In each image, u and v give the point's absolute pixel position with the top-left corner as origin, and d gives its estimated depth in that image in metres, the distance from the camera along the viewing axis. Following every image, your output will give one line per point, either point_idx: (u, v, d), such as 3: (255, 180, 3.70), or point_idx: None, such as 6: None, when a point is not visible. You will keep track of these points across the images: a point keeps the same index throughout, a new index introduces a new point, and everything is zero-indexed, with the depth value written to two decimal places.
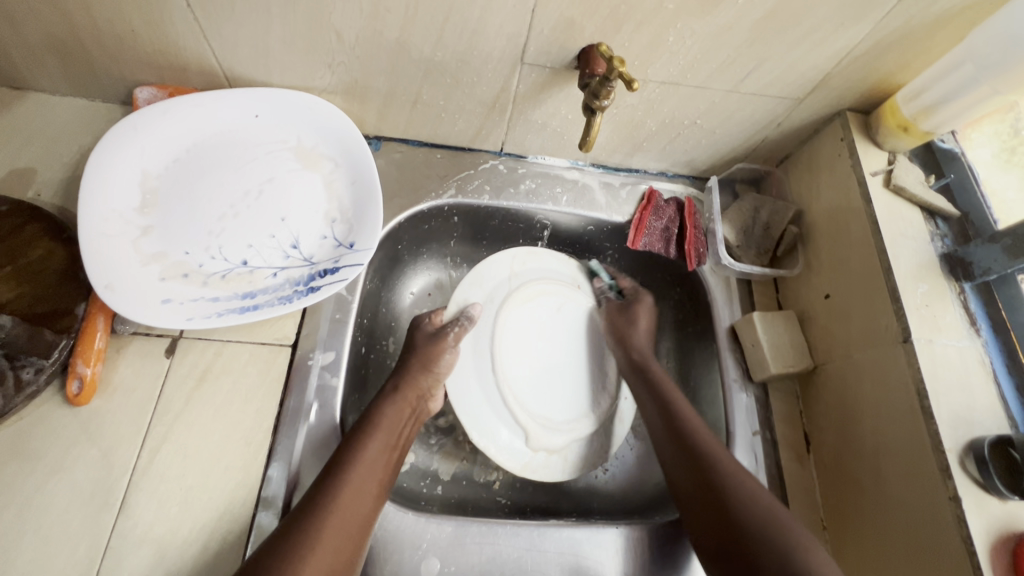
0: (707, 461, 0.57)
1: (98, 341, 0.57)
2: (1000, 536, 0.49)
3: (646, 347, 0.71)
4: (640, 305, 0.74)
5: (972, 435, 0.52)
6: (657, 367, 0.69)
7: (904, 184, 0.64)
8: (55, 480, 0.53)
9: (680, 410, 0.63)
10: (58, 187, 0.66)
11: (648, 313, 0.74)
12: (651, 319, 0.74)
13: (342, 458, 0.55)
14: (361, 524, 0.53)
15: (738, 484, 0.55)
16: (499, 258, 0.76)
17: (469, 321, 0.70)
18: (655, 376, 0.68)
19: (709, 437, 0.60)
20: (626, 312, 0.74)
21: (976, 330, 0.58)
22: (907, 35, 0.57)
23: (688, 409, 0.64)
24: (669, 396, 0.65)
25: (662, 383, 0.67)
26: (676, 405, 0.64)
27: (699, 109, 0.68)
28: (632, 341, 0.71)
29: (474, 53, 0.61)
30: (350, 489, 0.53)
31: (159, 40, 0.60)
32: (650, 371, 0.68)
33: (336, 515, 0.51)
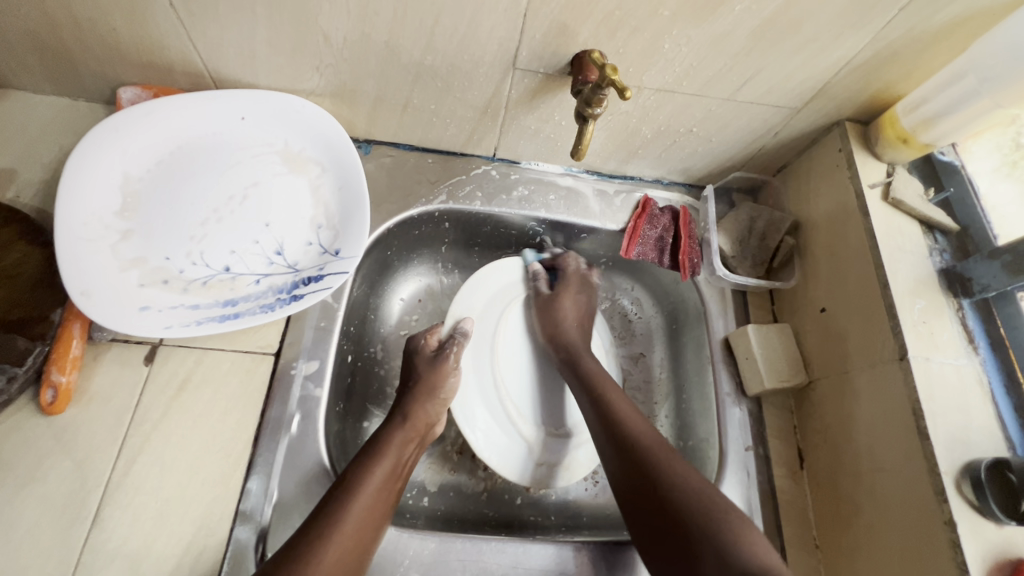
0: (635, 446, 0.56)
1: (74, 348, 0.56)
2: (997, 563, 0.47)
3: (574, 338, 0.72)
4: (562, 295, 0.75)
5: (968, 457, 0.51)
6: (585, 356, 0.70)
7: (902, 197, 0.62)
8: (26, 491, 0.51)
9: (615, 395, 0.63)
10: (37, 188, 0.64)
11: (573, 302, 0.75)
12: (577, 309, 0.75)
13: (347, 485, 0.53)
14: (360, 554, 0.51)
15: (666, 469, 0.53)
16: (488, 272, 0.77)
17: (464, 336, 0.70)
18: (584, 364, 0.69)
19: (637, 422, 0.59)
20: (549, 305, 0.75)
21: (974, 348, 0.57)
22: (908, 46, 0.56)
23: (620, 398, 0.63)
24: (600, 379, 0.66)
25: (592, 372, 0.67)
26: (608, 392, 0.64)
27: (696, 117, 0.67)
28: (561, 334, 0.73)
29: (465, 58, 0.60)
30: (355, 519, 0.51)
31: (143, 39, 0.59)
32: (576, 358, 0.70)
33: (338, 542, 0.49)
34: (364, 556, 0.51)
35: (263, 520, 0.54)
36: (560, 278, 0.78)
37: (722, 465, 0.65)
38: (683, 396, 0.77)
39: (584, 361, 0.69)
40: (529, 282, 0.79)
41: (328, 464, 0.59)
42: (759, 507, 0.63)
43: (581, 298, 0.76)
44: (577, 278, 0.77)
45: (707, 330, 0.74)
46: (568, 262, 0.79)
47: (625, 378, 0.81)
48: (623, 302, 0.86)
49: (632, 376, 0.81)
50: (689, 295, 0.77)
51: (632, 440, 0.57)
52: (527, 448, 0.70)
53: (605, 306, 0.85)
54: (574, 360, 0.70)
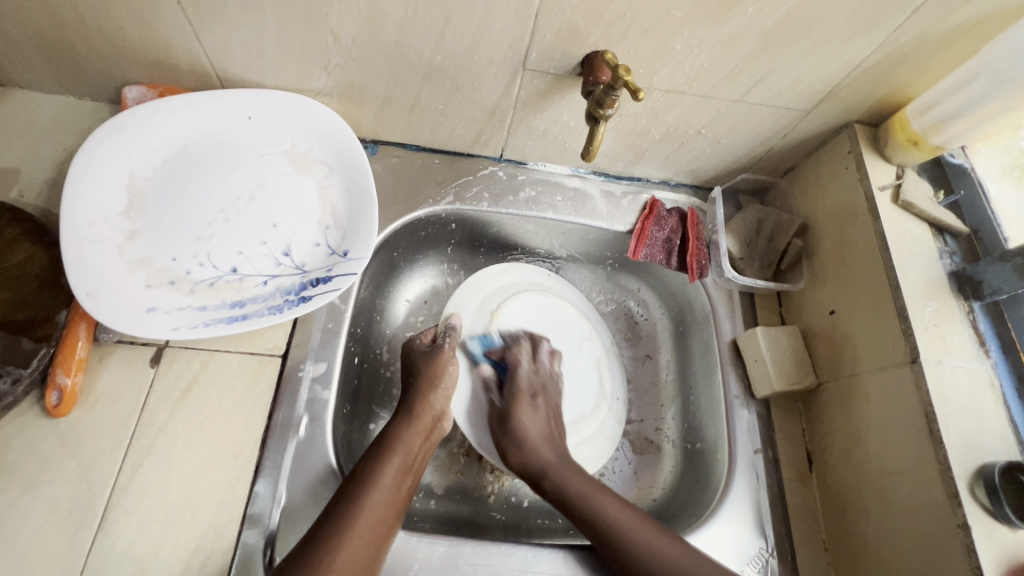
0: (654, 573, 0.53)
1: (79, 351, 0.55)
2: (1011, 567, 0.47)
3: (547, 457, 0.63)
4: (518, 408, 0.65)
5: (981, 461, 0.51)
6: (563, 474, 0.61)
7: (913, 199, 0.62)
8: (31, 494, 0.51)
9: (607, 512, 0.57)
10: (42, 188, 0.64)
11: (532, 414, 0.65)
12: (539, 424, 0.65)
13: (357, 483, 0.53)
14: (376, 551, 0.51)
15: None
16: (486, 273, 0.77)
17: (454, 331, 0.70)
18: (567, 486, 0.60)
19: (657, 539, 0.55)
20: (507, 423, 0.65)
21: (985, 351, 0.56)
22: (919, 48, 0.56)
23: (616, 508, 0.58)
24: (590, 496, 0.59)
25: (578, 491, 0.60)
26: (602, 510, 0.58)
27: (705, 118, 0.67)
28: (528, 459, 0.62)
29: (475, 58, 0.59)
30: (368, 517, 0.51)
31: (149, 38, 0.58)
32: (559, 484, 0.61)
33: (353, 542, 0.49)
34: (378, 553, 0.51)
35: (271, 524, 0.54)
36: (509, 385, 0.68)
37: (731, 468, 0.65)
38: (690, 398, 0.77)
39: (569, 484, 0.60)
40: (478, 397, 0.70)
41: (336, 466, 0.58)
42: (769, 511, 0.63)
43: (539, 406, 0.67)
44: (529, 385, 0.68)
45: (714, 332, 0.73)
46: (522, 366, 0.69)
47: (631, 380, 0.81)
48: (629, 303, 0.86)
49: (638, 377, 0.81)
50: (696, 297, 0.77)
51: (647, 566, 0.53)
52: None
53: (612, 307, 0.85)
54: (552, 483, 0.61)
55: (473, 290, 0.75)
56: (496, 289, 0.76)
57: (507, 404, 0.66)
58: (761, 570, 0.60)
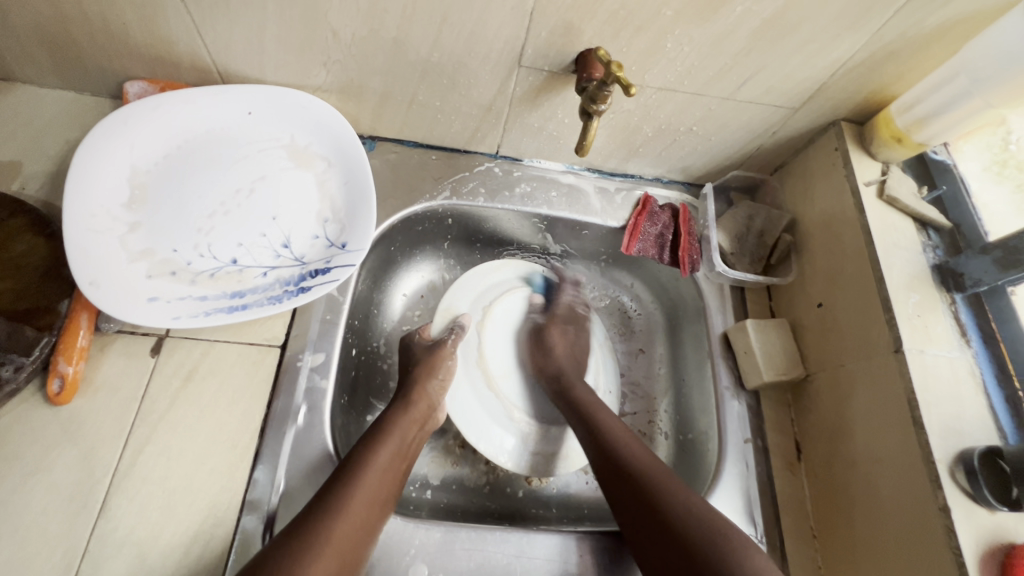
0: (635, 468, 0.57)
1: (80, 339, 0.56)
2: (990, 548, 0.49)
3: (565, 366, 0.72)
4: (551, 327, 0.76)
5: (962, 446, 0.52)
6: (578, 385, 0.69)
7: (897, 195, 0.64)
8: (34, 480, 0.52)
9: (603, 420, 0.63)
10: (44, 181, 0.65)
11: (560, 333, 0.76)
12: (567, 342, 0.75)
13: (353, 464, 0.54)
14: (368, 530, 0.52)
15: (667, 489, 0.54)
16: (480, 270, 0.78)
17: (462, 329, 0.73)
18: (578, 391, 0.68)
19: (636, 446, 0.60)
20: (538, 336, 0.75)
21: (967, 341, 0.58)
22: (902, 48, 0.58)
23: (613, 420, 0.64)
24: (593, 407, 0.66)
25: (584, 399, 0.67)
26: (599, 418, 0.64)
27: (696, 115, 0.68)
28: (549, 366, 0.72)
29: (471, 55, 0.61)
30: (362, 495, 0.52)
31: (152, 34, 0.59)
32: (568, 387, 0.69)
33: (345, 518, 0.50)
34: (370, 535, 0.52)
35: (270, 509, 0.55)
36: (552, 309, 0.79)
37: (721, 458, 0.66)
38: (682, 391, 0.78)
39: (576, 390, 0.69)
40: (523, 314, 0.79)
41: (334, 453, 0.59)
42: (758, 499, 0.64)
43: (569, 332, 0.76)
44: (565, 314, 0.78)
45: (706, 326, 0.75)
46: (564, 297, 0.80)
47: (624, 374, 0.82)
48: (622, 299, 0.87)
49: (631, 373, 0.83)
50: (689, 291, 0.78)
51: (629, 461, 0.57)
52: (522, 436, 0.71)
53: (605, 303, 0.87)
54: (563, 387, 0.69)
55: (468, 287, 0.77)
56: (488, 287, 0.78)
57: (546, 321, 0.77)
58: None
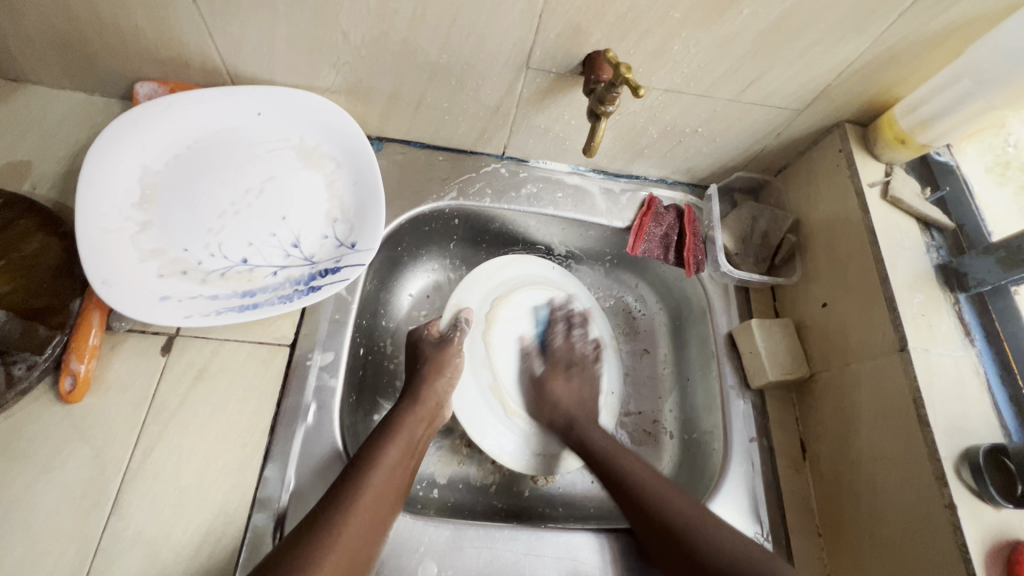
0: (666, 518, 0.56)
1: (92, 338, 0.56)
2: (994, 545, 0.49)
3: (575, 411, 0.70)
4: (554, 378, 0.73)
5: (967, 444, 0.53)
6: (591, 432, 0.67)
7: (901, 196, 0.65)
8: (46, 477, 0.52)
9: (624, 464, 0.62)
10: (54, 180, 0.65)
11: (568, 384, 0.73)
12: (571, 392, 0.72)
13: (363, 462, 0.55)
14: (378, 528, 0.52)
15: (703, 538, 0.53)
16: (489, 266, 0.78)
17: (466, 324, 0.73)
18: (591, 440, 0.66)
19: (670, 492, 0.58)
20: (542, 389, 0.72)
21: (971, 340, 0.59)
22: (906, 50, 0.58)
23: (633, 462, 0.63)
24: (613, 452, 0.64)
25: (600, 445, 0.66)
26: (620, 463, 0.63)
27: (701, 117, 0.69)
28: (558, 419, 0.70)
29: (480, 57, 0.61)
30: (371, 493, 0.53)
31: (163, 35, 0.60)
32: (584, 435, 0.67)
33: (356, 516, 0.51)
34: (380, 531, 0.53)
35: (280, 506, 0.55)
36: (546, 356, 0.76)
37: (727, 457, 0.67)
38: (687, 390, 0.79)
39: (592, 437, 0.67)
40: (524, 360, 0.76)
41: (343, 452, 0.60)
42: (764, 498, 0.65)
43: (573, 377, 0.74)
44: (563, 358, 0.76)
45: (710, 326, 0.75)
46: (557, 339, 0.77)
47: (629, 374, 0.83)
48: (627, 299, 0.88)
49: (636, 373, 0.83)
50: (693, 291, 0.79)
51: (659, 509, 0.57)
52: (523, 435, 0.71)
53: (610, 303, 0.87)
54: (579, 440, 0.67)
55: (475, 285, 0.77)
56: (496, 284, 0.78)
57: (545, 372, 0.73)
58: None
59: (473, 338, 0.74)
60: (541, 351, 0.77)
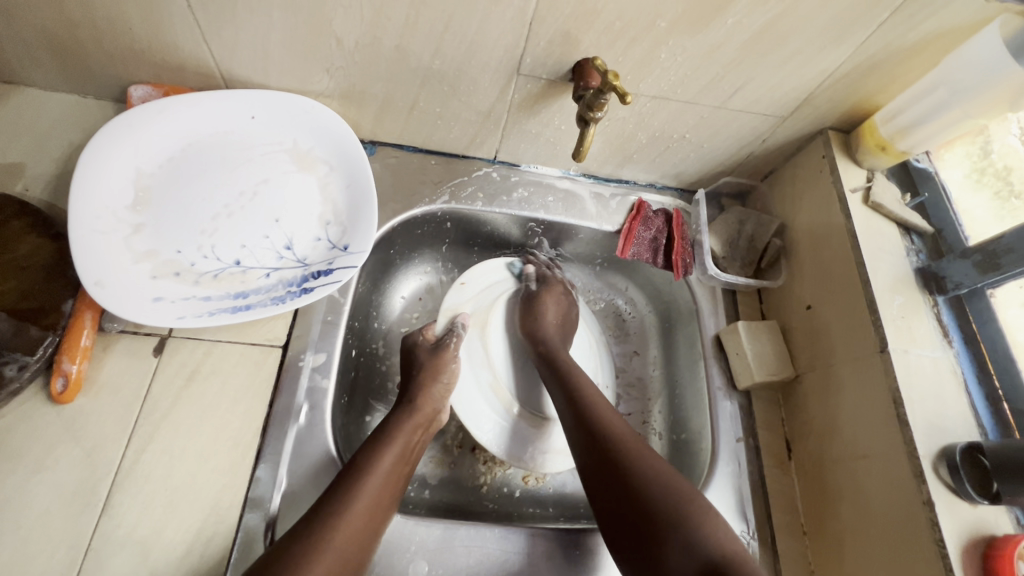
0: (612, 435, 0.59)
1: (84, 338, 0.56)
2: (971, 540, 0.51)
3: (553, 336, 0.73)
4: (543, 298, 0.77)
5: (944, 442, 0.54)
6: (562, 354, 0.71)
7: (882, 201, 0.66)
8: (37, 477, 0.52)
9: (580, 386, 0.66)
10: (47, 182, 0.65)
11: (554, 303, 0.77)
12: (558, 313, 0.76)
13: (359, 466, 0.55)
14: (371, 532, 0.53)
15: (637, 458, 0.56)
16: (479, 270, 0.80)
17: (462, 328, 0.74)
18: (561, 356, 0.71)
19: (613, 417, 0.61)
20: (533, 304, 0.77)
21: (949, 342, 0.60)
22: (885, 60, 0.60)
23: (592, 387, 0.66)
24: (574, 373, 0.68)
25: (569, 365, 0.69)
26: (579, 382, 0.66)
27: (689, 123, 0.71)
28: (539, 333, 0.74)
29: (471, 63, 0.62)
30: (366, 497, 0.53)
31: (158, 39, 0.60)
32: (554, 357, 0.71)
33: (351, 519, 0.51)
34: (372, 538, 0.53)
35: (272, 508, 0.55)
36: (543, 281, 0.80)
37: (714, 456, 0.68)
38: (676, 392, 0.80)
39: (562, 357, 0.71)
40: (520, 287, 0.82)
41: (335, 453, 0.60)
42: (750, 496, 0.66)
43: (561, 302, 0.78)
44: (558, 282, 0.81)
45: (698, 329, 0.77)
46: (541, 269, 0.83)
47: (619, 375, 0.84)
48: (617, 302, 0.89)
49: (626, 375, 0.84)
50: (681, 294, 0.80)
51: (606, 428, 0.60)
52: (523, 433, 0.72)
53: (601, 305, 0.88)
54: (550, 356, 0.71)
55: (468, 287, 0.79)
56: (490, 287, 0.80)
57: (536, 292, 0.78)
58: None
59: (471, 339, 0.76)
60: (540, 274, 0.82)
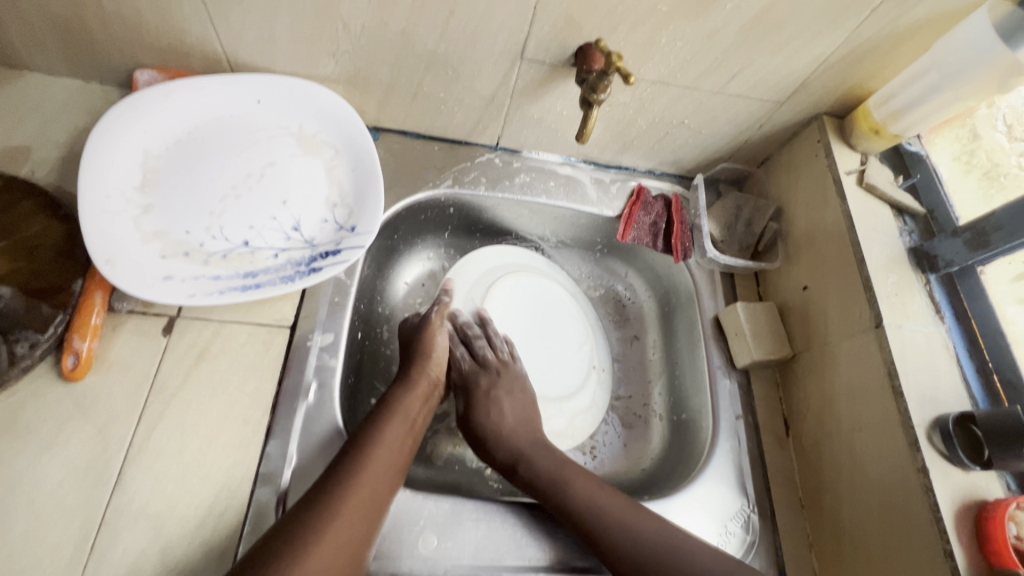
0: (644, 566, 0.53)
1: (95, 316, 0.57)
2: (964, 504, 0.52)
3: (520, 444, 0.65)
4: (495, 399, 0.69)
5: (937, 413, 0.56)
6: (531, 457, 0.63)
7: (875, 182, 0.69)
8: (48, 454, 0.52)
9: (578, 496, 0.59)
10: (53, 166, 0.66)
11: (505, 403, 0.68)
12: (516, 408, 0.68)
13: (360, 441, 0.56)
14: (378, 503, 0.53)
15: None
16: (478, 255, 0.82)
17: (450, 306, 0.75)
18: (536, 469, 0.62)
19: (633, 515, 0.57)
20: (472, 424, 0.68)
21: (941, 318, 0.62)
22: (879, 44, 0.62)
23: (589, 487, 0.60)
24: (562, 480, 0.60)
25: (546, 475, 0.61)
26: (570, 490, 0.59)
27: (687, 109, 0.72)
28: (504, 440, 0.65)
29: (476, 48, 0.64)
30: (370, 468, 0.54)
31: (165, 23, 0.61)
32: (529, 464, 0.63)
33: (355, 490, 0.52)
34: (381, 507, 0.53)
35: (282, 483, 0.56)
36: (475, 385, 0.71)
37: (715, 433, 0.69)
38: (675, 374, 0.81)
39: (538, 462, 0.63)
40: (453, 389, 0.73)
41: (344, 430, 0.61)
42: (749, 471, 0.68)
43: (504, 399, 0.69)
44: (494, 383, 0.70)
45: (698, 310, 0.78)
46: (465, 364, 0.73)
47: (619, 359, 0.86)
48: (617, 287, 0.90)
49: (625, 358, 0.86)
50: (681, 278, 0.82)
51: (632, 554, 0.54)
52: None
53: (600, 291, 0.90)
54: (523, 468, 0.63)
55: (465, 274, 0.81)
56: (484, 272, 0.81)
57: (468, 406, 0.69)
58: (742, 525, 0.64)
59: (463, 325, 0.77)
60: (470, 368, 0.72)
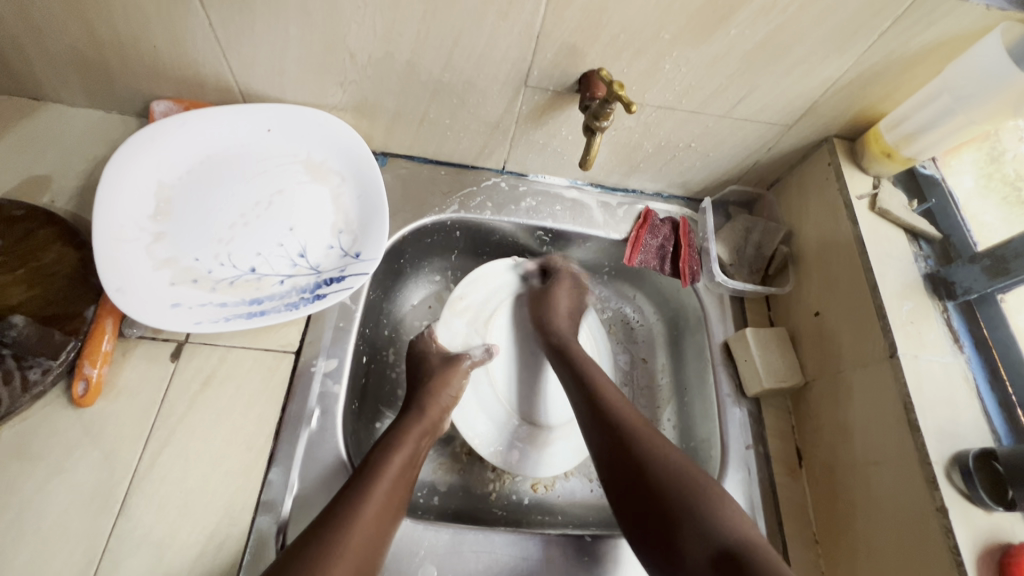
0: (619, 429, 0.60)
1: (105, 343, 0.58)
2: (986, 548, 0.50)
3: (564, 330, 0.75)
4: (556, 288, 0.79)
5: (957, 448, 0.54)
6: (574, 346, 0.73)
7: (888, 207, 0.67)
8: (57, 479, 0.53)
9: (591, 385, 0.66)
10: (72, 194, 0.68)
11: (566, 294, 0.79)
12: (571, 301, 0.79)
13: (367, 470, 0.56)
14: (381, 540, 0.53)
15: (649, 452, 0.57)
16: (479, 278, 0.80)
17: (489, 354, 0.75)
18: (574, 350, 0.72)
19: (620, 403, 0.63)
20: (545, 297, 0.79)
21: (960, 347, 0.60)
22: (888, 68, 0.61)
23: (607, 385, 0.66)
24: (589, 371, 0.68)
25: (584, 358, 0.71)
26: (596, 376, 0.67)
27: (694, 133, 0.72)
28: (551, 325, 0.76)
29: (480, 76, 0.64)
30: (375, 501, 0.53)
31: (180, 57, 0.63)
32: (568, 350, 0.72)
33: (360, 524, 0.51)
34: (381, 542, 0.53)
35: (283, 512, 0.56)
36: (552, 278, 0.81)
37: (724, 464, 0.67)
38: (685, 399, 0.80)
39: (575, 351, 0.72)
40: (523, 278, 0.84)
41: (346, 459, 0.61)
42: (761, 505, 0.65)
43: (574, 293, 0.80)
44: (570, 277, 0.81)
45: (707, 335, 0.77)
46: (549, 261, 0.83)
47: (628, 382, 0.84)
48: (624, 310, 0.89)
49: (631, 380, 0.84)
50: (689, 301, 0.81)
51: (616, 421, 0.60)
52: (517, 440, 0.73)
53: (608, 315, 0.89)
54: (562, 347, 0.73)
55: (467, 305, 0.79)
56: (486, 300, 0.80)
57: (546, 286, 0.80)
58: None
59: (480, 367, 0.76)
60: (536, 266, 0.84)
